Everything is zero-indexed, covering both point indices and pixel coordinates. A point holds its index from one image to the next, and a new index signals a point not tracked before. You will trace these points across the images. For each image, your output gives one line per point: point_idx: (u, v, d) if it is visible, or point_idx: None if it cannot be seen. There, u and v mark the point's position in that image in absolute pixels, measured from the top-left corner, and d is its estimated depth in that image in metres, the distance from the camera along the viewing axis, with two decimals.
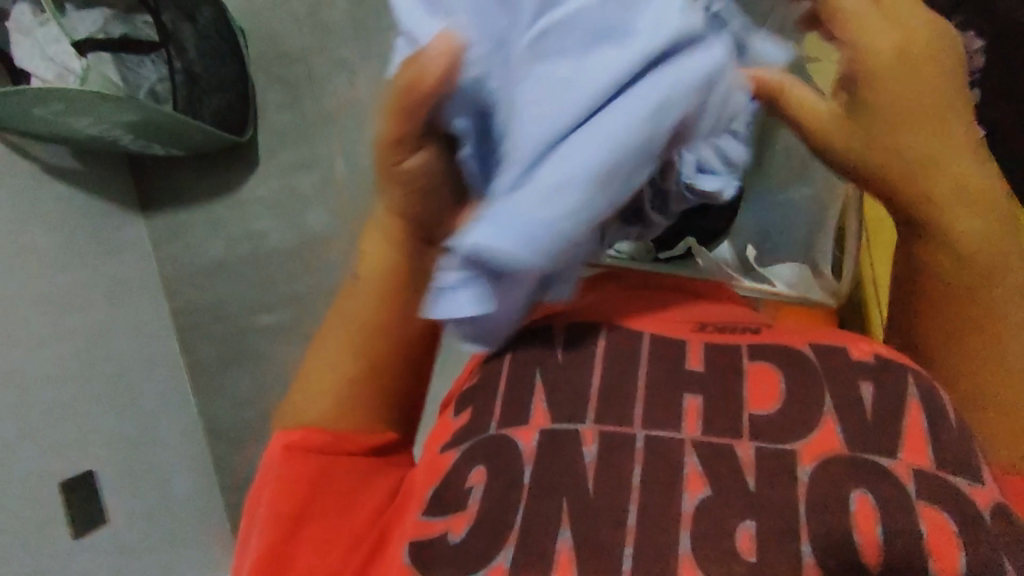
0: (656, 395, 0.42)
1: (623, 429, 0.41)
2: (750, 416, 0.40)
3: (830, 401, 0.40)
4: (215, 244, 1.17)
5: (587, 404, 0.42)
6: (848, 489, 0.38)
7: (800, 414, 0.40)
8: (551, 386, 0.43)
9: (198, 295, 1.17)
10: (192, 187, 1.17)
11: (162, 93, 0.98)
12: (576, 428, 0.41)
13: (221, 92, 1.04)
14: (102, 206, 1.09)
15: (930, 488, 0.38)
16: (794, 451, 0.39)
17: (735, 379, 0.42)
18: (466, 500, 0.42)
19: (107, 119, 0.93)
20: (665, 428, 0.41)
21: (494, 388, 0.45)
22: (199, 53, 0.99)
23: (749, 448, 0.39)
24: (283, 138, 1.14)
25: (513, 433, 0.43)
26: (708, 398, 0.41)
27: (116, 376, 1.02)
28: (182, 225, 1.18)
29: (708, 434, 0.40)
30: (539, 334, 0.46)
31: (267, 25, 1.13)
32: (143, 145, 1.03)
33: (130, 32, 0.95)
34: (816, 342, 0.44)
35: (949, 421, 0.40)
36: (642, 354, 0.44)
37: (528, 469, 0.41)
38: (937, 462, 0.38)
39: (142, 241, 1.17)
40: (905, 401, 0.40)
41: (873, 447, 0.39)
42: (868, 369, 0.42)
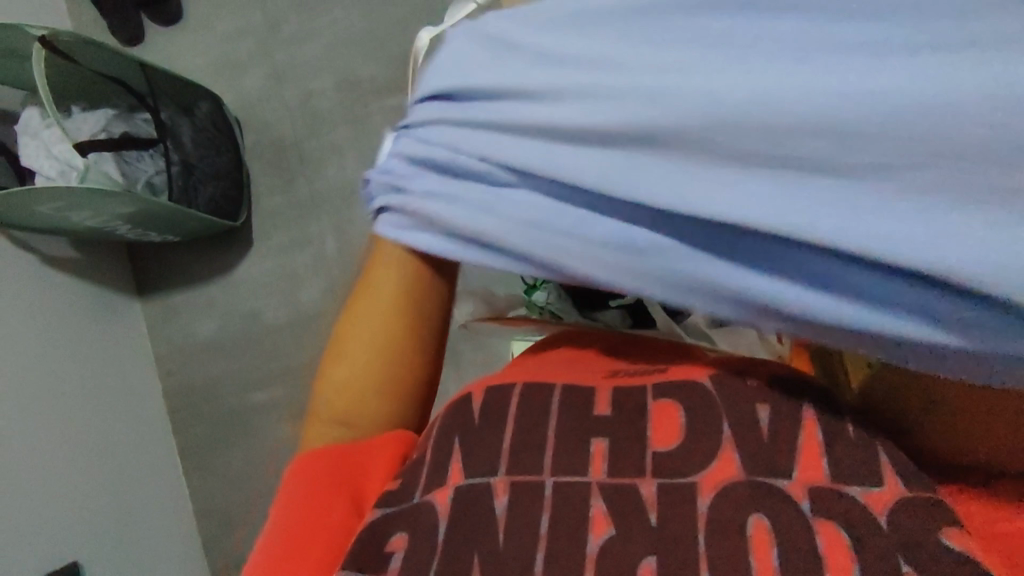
0: (565, 439, 0.42)
1: (532, 480, 0.40)
2: (651, 454, 0.40)
3: (727, 424, 0.39)
4: (208, 325, 1.19)
5: (500, 458, 0.42)
6: (743, 512, 0.36)
7: (697, 442, 0.39)
8: (469, 447, 0.43)
9: (192, 376, 1.19)
10: (187, 270, 1.20)
11: (158, 185, 1.03)
12: (486, 482, 0.41)
13: (216, 181, 1.09)
14: (100, 291, 1.13)
15: (824, 504, 0.36)
16: (693, 481, 0.38)
17: (639, 420, 0.41)
18: (386, 564, 0.39)
19: (106, 212, 0.98)
20: (570, 475, 0.40)
21: (421, 458, 0.44)
22: (194, 146, 1.06)
23: (651, 485, 0.39)
24: (276, 221, 1.18)
25: (431, 495, 0.41)
26: (614, 442, 0.41)
27: (102, 460, 1.02)
28: (177, 308, 1.21)
29: (612, 478, 0.39)
30: (461, 406, 0.45)
31: (260, 115, 1.21)
32: (139, 233, 1.07)
33: (130, 130, 1.02)
34: (717, 372, 0.43)
35: (845, 430, 0.39)
36: (553, 407, 0.43)
37: (442, 532, 0.40)
38: (833, 475, 0.37)
39: (137, 325, 1.19)
40: (800, 416, 0.39)
41: (768, 466, 0.38)
42: (765, 390, 0.41)
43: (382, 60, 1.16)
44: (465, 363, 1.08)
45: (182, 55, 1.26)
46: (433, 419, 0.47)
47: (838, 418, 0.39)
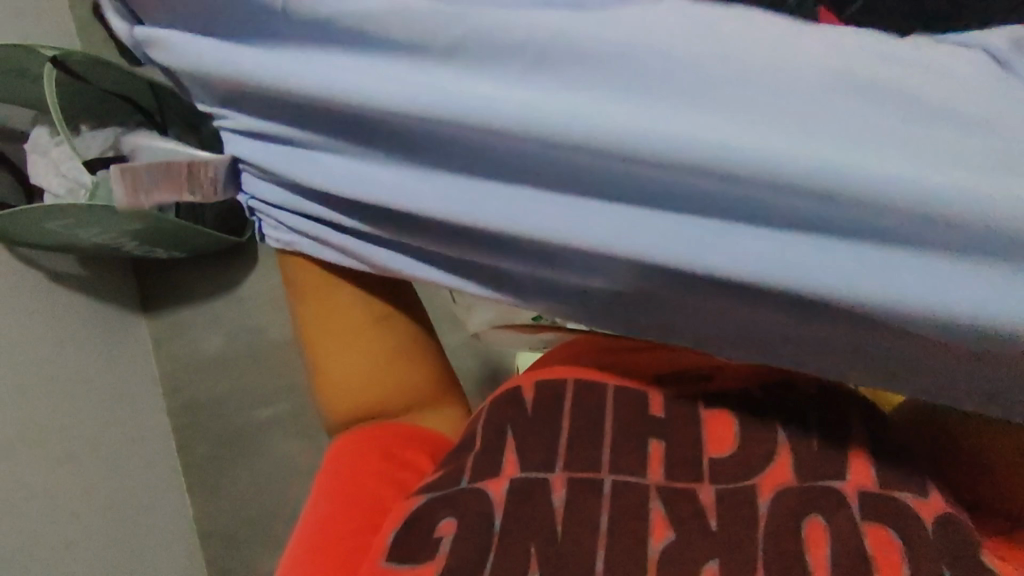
0: (623, 445, 0.49)
1: (590, 478, 0.47)
2: (707, 459, 0.47)
3: (781, 433, 0.47)
4: (214, 342, 1.19)
5: (555, 457, 0.49)
6: (801, 515, 0.43)
7: (751, 448, 0.47)
8: (522, 440, 0.50)
9: (198, 393, 1.18)
10: (192, 286, 1.20)
11: None
12: (543, 477, 0.48)
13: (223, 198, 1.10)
14: (105, 308, 1.12)
15: (875, 508, 0.42)
16: (752, 484, 0.45)
17: (695, 428, 0.49)
18: (435, 549, 0.46)
19: (114, 229, 0.98)
20: (629, 476, 0.47)
21: (469, 449, 0.51)
22: None
23: (709, 489, 0.46)
24: None
25: (483, 484, 0.49)
26: (669, 446, 0.48)
27: (106, 479, 1.01)
28: (182, 324, 1.20)
29: (668, 480, 0.47)
30: (514, 399, 0.53)
31: None
32: (146, 250, 1.08)
33: (138, 148, 1.03)
34: (758, 382, 0.51)
35: (889, 439, 0.46)
36: (608, 408, 0.51)
37: (496, 519, 0.47)
38: (880, 482, 0.44)
39: (142, 342, 1.18)
40: (849, 428, 0.47)
41: (820, 472, 0.45)
42: (811, 402, 0.49)
43: None
44: (471, 377, 1.07)
45: None
46: (480, 414, 0.55)
47: (878, 429, 0.47)
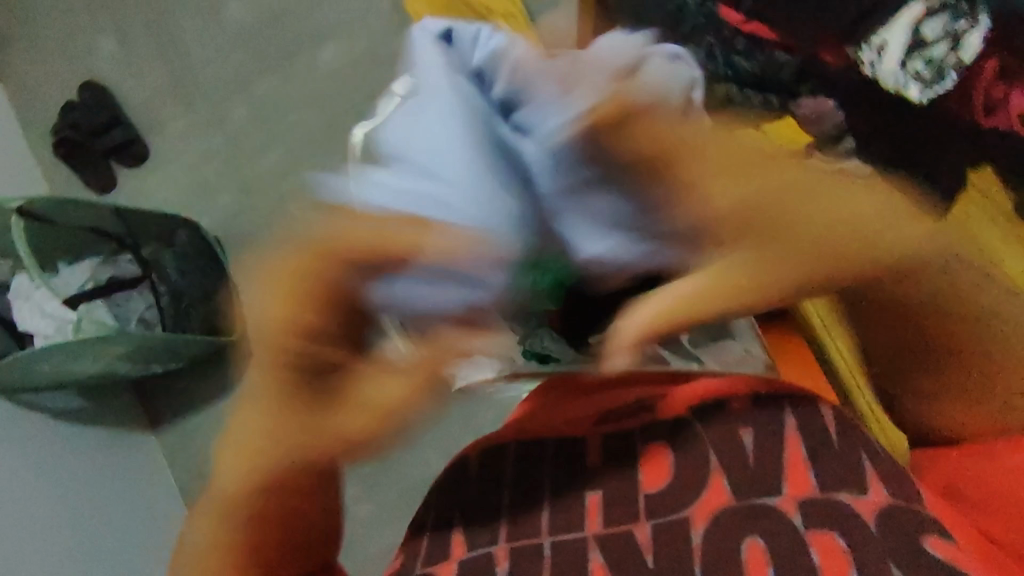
0: (564, 499, 0.51)
1: (534, 541, 0.49)
2: (644, 497, 0.49)
3: (712, 456, 0.49)
4: (223, 444, 1.18)
5: (500, 529, 0.51)
6: (740, 539, 0.44)
7: (685, 475, 0.49)
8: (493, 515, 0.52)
9: None
10: (194, 394, 1.22)
11: (150, 319, 1.06)
12: (489, 551, 0.50)
13: (207, 302, 1.10)
14: (109, 432, 1.14)
15: (818, 513, 0.44)
16: (686, 516, 0.47)
17: (633, 463, 0.51)
18: None
19: (103, 356, 0.99)
20: (572, 531, 0.49)
21: (434, 531, 0.54)
22: (180, 274, 1.09)
23: (644, 526, 0.47)
24: None
25: (436, 569, 0.51)
26: (605, 492, 0.50)
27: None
28: (189, 433, 1.21)
29: (606, 527, 0.48)
30: (462, 471, 0.56)
31: (239, 230, 1.27)
32: (144, 368, 1.08)
33: (115, 273, 1.07)
34: (694, 404, 0.52)
35: (829, 444, 0.48)
36: (553, 459, 0.53)
37: None
38: (818, 486, 0.45)
39: (155, 457, 1.19)
40: (778, 440, 0.48)
41: (754, 490, 0.46)
42: (739, 419, 0.50)
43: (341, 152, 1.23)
44: (484, 425, 1.09)
45: (154, 189, 1.32)
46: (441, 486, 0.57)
47: (814, 434, 0.48)
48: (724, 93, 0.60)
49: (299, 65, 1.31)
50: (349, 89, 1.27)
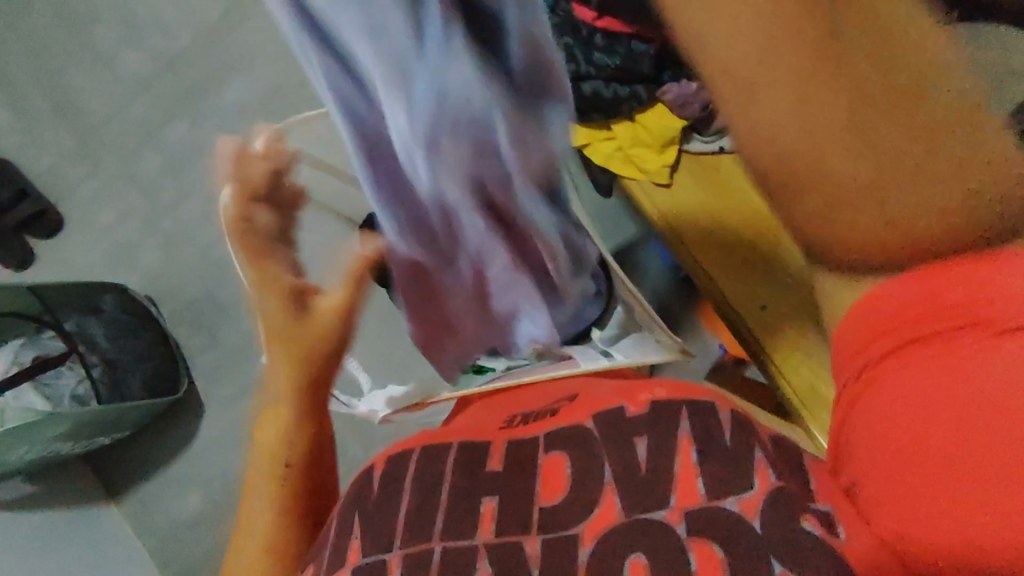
0: (457, 509, 0.46)
1: (423, 546, 0.46)
2: (538, 510, 0.45)
3: (610, 470, 0.44)
4: (188, 500, 1.17)
5: (394, 535, 0.47)
6: (627, 555, 0.41)
7: (578, 490, 0.45)
8: (367, 525, 0.48)
9: (190, 556, 1.14)
10: (150, 457, 1.20)
11: (84, 392, 1.05)
12: (382, 559, 0.46)
13: (143, 363, 1.09)
14: (66, 510, 1.10)
15: (700, 522, 0.41)
16: (576, 533, 0.43)
17: (531, 473, 0.47)
18: None
19: (40, 439, 0.96)
20: (460, 539, 0.45)
21: (326, 539, 0.50)
22: (110, 340, 1.08)
23: (536, 540, 0.44)
24: (218, 374, 1.20)
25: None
26: (501, 497, 0.46)
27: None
28: (151, 495, 1.18)
29: (498, 535, 0.44)
30: (363, 486, 0.51)
31: (170, 282, 1.25)
32: (88, 443, 1.06)
33: (38, 353, 1.06)
34: (597, 411, 0.48)
35: (718, 442, 0.44)
36: (449, 468, 0.49)
37: None
38: (705, 493, 0.42)
39: (119, 528, 1.16)
40: (674, 443, 0.44)
41: (641, 504, 0.43)
42: (641, 422, 0.46)
43: None
44: None
45: (77, 256, 1.29)
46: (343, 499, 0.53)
47: (713, 434, 0.44)
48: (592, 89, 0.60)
49: (202, 106, 1.28)
50: (255, 122, 1.24)
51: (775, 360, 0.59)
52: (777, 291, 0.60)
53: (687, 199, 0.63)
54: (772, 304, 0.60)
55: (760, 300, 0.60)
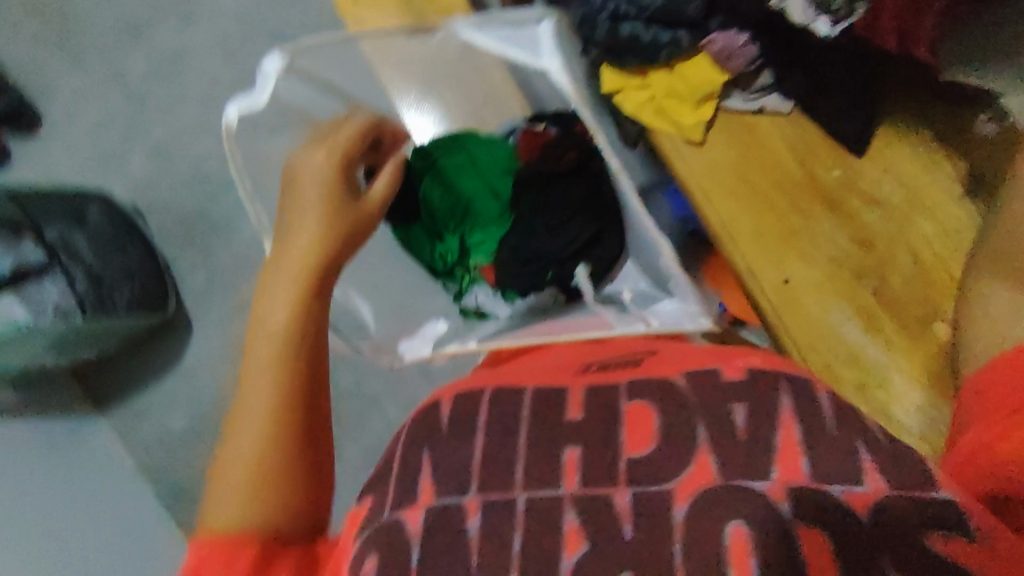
0: (540, 450, 0.42)
1: (505, 494, 0.40)
2: (626, 461, 0.39)
3: (701, 431, 0.40)
4: (178, 417, 1.17)
5: (471, 475, 0.42)
6: (722, 521, 0.35)
7: (672, 448, 0.39)
8: (436, 462, 0.43)
9: (181, 471, 1.15)
10: (140, 373, 1.19)
11: (69, 308, 0.98)
12: (459, 501, 0.41)
13: (131, 281, 1.07)
14: (54, 419, 1.09)
15: (808, 506, 0.35)
16: (669, 490, 0.37)
17: (612, 426, 0.42)
18: None
19: (25, 351, 0.97)
20: (545, 488, 0.39)
21: (389, 476, 0.45)
22: (96, 254, 1.05)
23: (626, 494, 0.38)
24: (209, 294, 1.18)
25: (401, 515, 0.41)
26: (586, 449, 0.41)
27: (122, 568, 0.96)
28: (141, 410, 1.18)
29: (586, 487, 0.39)
30: (432, 416, 0.48)
31: (159, 196, 1.19)
32: (72, 356, 1.05)
33: (19, 261, 0.98)
34: (686, 369, 0.45)
35: (823, 426, 0.39)
36: (524, 415, 0.45)
37: (414, 552, 0.39)
38: (812, 473, 0.36)
39: (109, 441, 1.15)
40: (775, 416, 0.39)
41: (744, 470, 0.37)
42: (739, 390, 0.42)
43: None
44: None
45: (55, 159, 1.21)
46: (400, 433, 0.50)
47: (815, 415, 0.39)
48: (629, 30, 0.56)
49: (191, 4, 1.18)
50: (248, 25, 1.15)
51: (790, 334, 0.57)
52: (800, 263, 0.58)
53: (717, 165, 0.59)
54: (796, 277, 0.57)
55: (783, 272, 0.58)
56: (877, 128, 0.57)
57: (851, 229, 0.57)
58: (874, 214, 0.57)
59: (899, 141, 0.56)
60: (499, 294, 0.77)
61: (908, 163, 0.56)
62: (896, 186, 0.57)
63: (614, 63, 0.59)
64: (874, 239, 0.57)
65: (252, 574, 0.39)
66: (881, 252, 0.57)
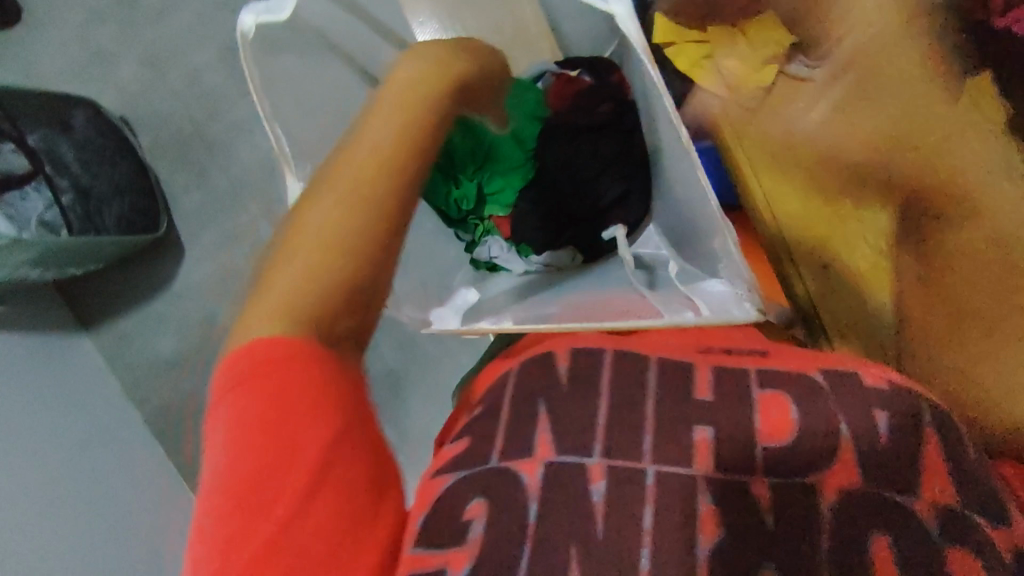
0: (670, 426, 0.43)
1: (632, 464, 0.41)
2: (763, 450, 0.41)
3: (845, 427, 0.42)
4: (167, 342, 1.14)
5: (594, 439, 0.42)
6: (869, 530, 0.38)
7: (815, 434, 0.42)
8: (556, 416, 0.44)
9: (166, 394, 1.13)
10: (127, 292, 1.15)
11: (54, 220, 0.93)
12: (583, 463, 0.41)
13: (120, 197, 1.01)
14: (40, 333, 1.06)
15: (950, 522, 0.39)
16: (814, 485, 0.40)
17: (746, 407, 0.43)
18: (465, 537, 0.39)
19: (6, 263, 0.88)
20: (675, 465, 0.41)
21: (497, 420, 0.46)
22: (82, 166, 0.98)
23: (764, 484, 0.40)
24: (203, 218, 1.13)
25: (516, 466, 0.42)
26: (718, 430, 0.42)
27: (108, 485, 0.97)
28: (129, 332, 1.15)
29: (720, 470, 0.40)
30: (545, 364, 0.48)
31: (151, 106, 1.12)
32: (58, 272, 0.98)
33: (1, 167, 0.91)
34: (818, 368, 0.46)
35: (957, 450, 0.43)
36: (649, 384, 0.45)
37: (533, 511, 0.39)
38: (956, 493, 0.40)
39: (93, 358, 1.13)
40: (919, 431, 0.42)
41: (889, 478, 0.40)
42: (883, 395, 0.44)
43: None
44: None
45: (37, 58, 1.12)
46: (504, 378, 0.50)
47: (953, 441, 0.43)
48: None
49: None
50: None
51: (826, 315, 0.60)
52: (845, 247, 0.60)
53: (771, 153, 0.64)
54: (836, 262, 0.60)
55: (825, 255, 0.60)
56: (926, 124, 0.59)
57: (905, 215, 0.58)
58: (926, 202, 0.58)
59: (952, 132, 0.58)
60: (513, 247, 0.72)
61: (967, 150, 0.57)
62: (952, 173, 0.57)
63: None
64: (923, 226, 0.57)
65: (367, 496, 0.36)
66: (932, 239, 0.57)
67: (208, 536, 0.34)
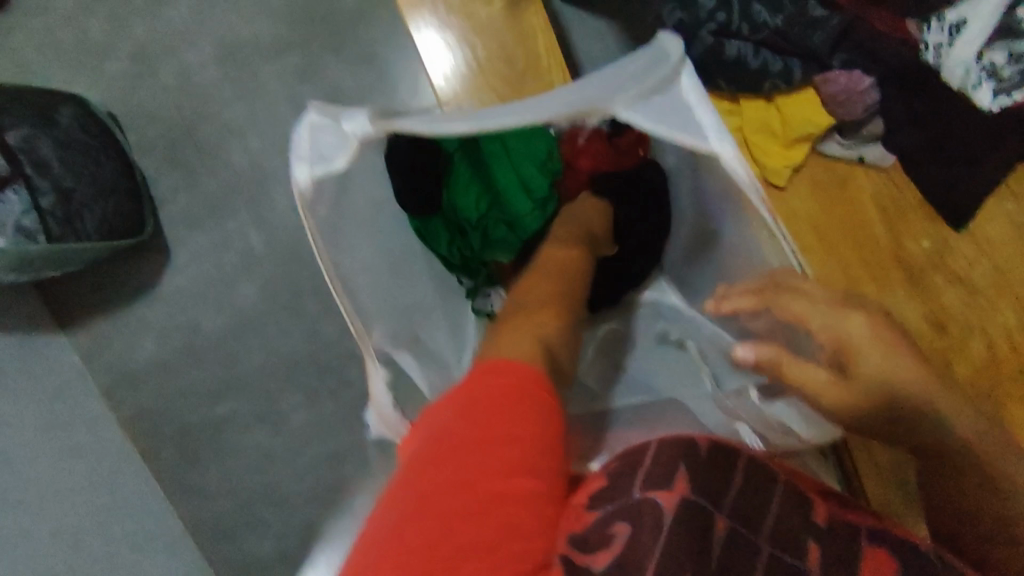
0: (782, 536, 0.42)
1: (747, 543, 0.41)
2: None
3: None
4: (148, 346, 1.10)
5: (720, 503, 0.42)
6: None
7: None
8: (693, 481, 0.42)
9: (146, 399, 1.09)
10: (109, 293, 1.11)
11: (31, 226, 0.90)
12: (709, 516, 0.41)
13: (105, 199, 0.96)
14: (16, 332, 1.01)
15: None
16: None
17: (854, 543, 0.42)
18: (607, 543, 0.38)
19: None
20: (784, 558, 0.41)
21: (633, 471, 0.43)
22: (65, 167, 0.93)
23: None
24: (191, 222, 1.08)
25: (656, 496, 0.41)
26: (825, 549, 0.42)
27: (79, 489, 0.93)
28: (110, 334, 1.11)
29: None
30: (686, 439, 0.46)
31: (141, 103, 1.07)
32: (35, 277, 0.94)
33: None
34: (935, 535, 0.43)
35: None
36: (773, 506, 0.44)
37: (659, 544, 0.38)
38: None
39: (71, 360, 1.09)
40: None
41: None
42: None
43: (267, 19, 1.05)
44: None
45: (23, 47, 1.07)
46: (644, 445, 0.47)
47: None
48: (736, 51, 0.62)
49: None
50: None
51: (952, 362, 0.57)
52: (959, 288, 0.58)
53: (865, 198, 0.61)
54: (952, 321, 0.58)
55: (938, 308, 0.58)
56: None
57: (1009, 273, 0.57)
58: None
59: None
60: None
61: None
62: None
63: (711, 87, 0.65)
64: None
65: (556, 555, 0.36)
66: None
67: (404, 501, 0.35)
